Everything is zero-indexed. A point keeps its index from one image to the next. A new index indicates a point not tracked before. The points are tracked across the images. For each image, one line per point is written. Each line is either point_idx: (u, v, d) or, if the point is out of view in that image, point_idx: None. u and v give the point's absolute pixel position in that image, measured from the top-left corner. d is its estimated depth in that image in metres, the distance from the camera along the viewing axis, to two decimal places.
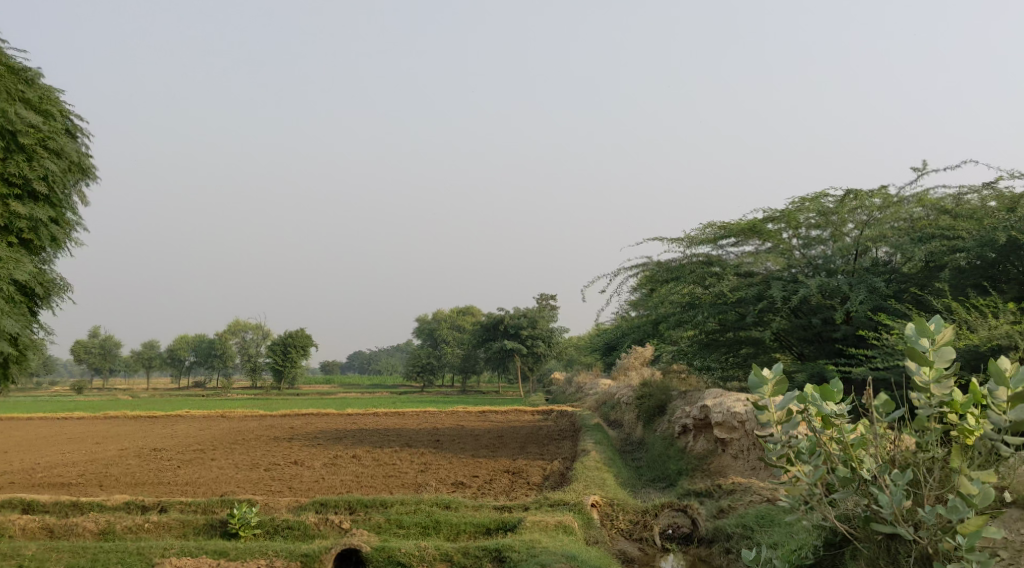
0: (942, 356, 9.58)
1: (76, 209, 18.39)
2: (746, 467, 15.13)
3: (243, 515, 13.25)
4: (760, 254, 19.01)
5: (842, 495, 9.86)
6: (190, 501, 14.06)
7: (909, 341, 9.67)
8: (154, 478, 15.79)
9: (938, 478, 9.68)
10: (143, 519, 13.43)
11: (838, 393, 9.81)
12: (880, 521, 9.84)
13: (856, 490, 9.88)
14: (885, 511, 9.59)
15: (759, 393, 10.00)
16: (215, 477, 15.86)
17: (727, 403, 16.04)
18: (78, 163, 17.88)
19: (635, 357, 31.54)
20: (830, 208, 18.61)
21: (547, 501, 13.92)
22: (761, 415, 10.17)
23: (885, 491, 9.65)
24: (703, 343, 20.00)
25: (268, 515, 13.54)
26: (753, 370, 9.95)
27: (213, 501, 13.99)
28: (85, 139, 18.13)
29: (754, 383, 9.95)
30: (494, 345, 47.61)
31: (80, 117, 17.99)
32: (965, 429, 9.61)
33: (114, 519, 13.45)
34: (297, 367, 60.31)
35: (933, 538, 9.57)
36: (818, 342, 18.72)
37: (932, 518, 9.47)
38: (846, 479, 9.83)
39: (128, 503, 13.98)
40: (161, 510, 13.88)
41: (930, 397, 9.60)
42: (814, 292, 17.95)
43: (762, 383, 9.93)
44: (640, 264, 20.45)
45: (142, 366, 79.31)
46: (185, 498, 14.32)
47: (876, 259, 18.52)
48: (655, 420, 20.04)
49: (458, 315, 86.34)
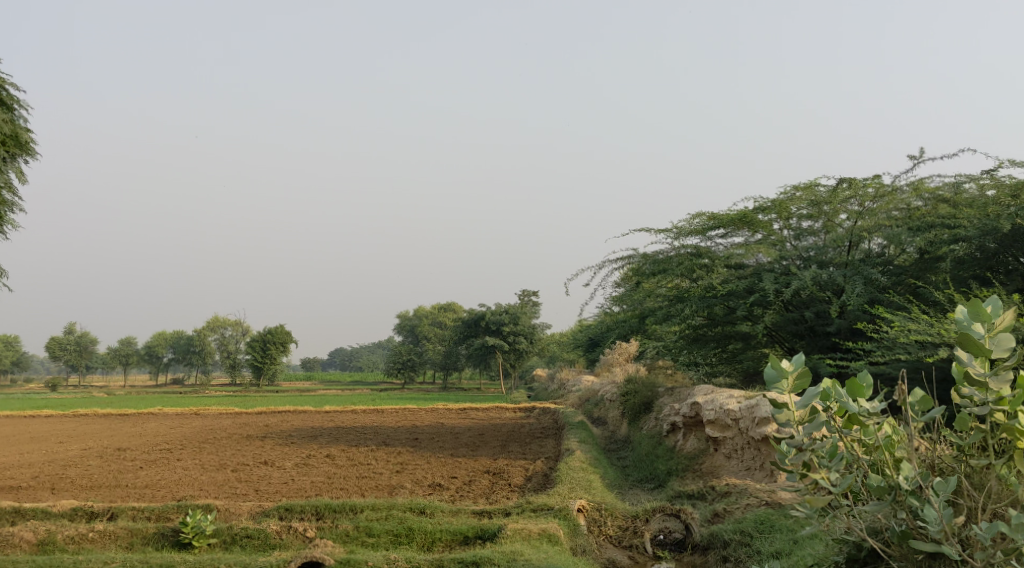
0: (999, 344, 8.97)
1: (12, 186, 17.49)
2: (740, 468, 14.44)
3: (197, 523, 12.47)
4: (751, 245, 18.31)
5: (876, 507, 9.19)
6: (143, 507, 13.27)
7: (963, 328, 9.05)
8: (112, 481, 14.98)
9: (993, 492, 9.08)
10: (87, 528, 12.63)
11: (867, 389, 9.31)
12: (919, 538, 9.17)
13: (891, 502, 9.23)
14: (934, 528, 8.95)
15: (778, 386, 9.31)
16: (178, 479, 15.06)
17: (720, 400, 15.31)
18: (11, 136, 16.99)
19: (620, 353, 30.84)
20: (822, 198, 17.92)
21: (529, 506, 13.21)
22: (779, 414, 9.47)
23: (932, 506, 9.03)
24: (690, 338, 19.30)
25: (224, 523, 12.75)
26: (770, 361, 9.31)
27: (169, 507, 13.21)
28: (22, 112, 17.25)
29: (773, 376, 9.30)
30: (476, 341, 46.77)
31: (15, 90, 17.07)
32: (1016, 429, 8.95)
33: (56, 528, 12.62)
34: (276, 365, 59.33)
35: (988, 560, 8.92)
36: (811, 338, 17.97)
37: (990, 537, 8.85)
38: (881, 489, 9.22)
39: (75, 511, 13.16)
40: (110, 517, 13.08)
41: (985, 392, 9.01)
42: (807, 284, 17.36)
43: (782, 375, 9.29)
44: (625, 256, 19.77)
45: (120, 364, 78.10)
46: (141, 503, 13.52)
47: (869, 250, 17.80)
48: (642, 417, 19.28)
49: (440, 310, 85.55)
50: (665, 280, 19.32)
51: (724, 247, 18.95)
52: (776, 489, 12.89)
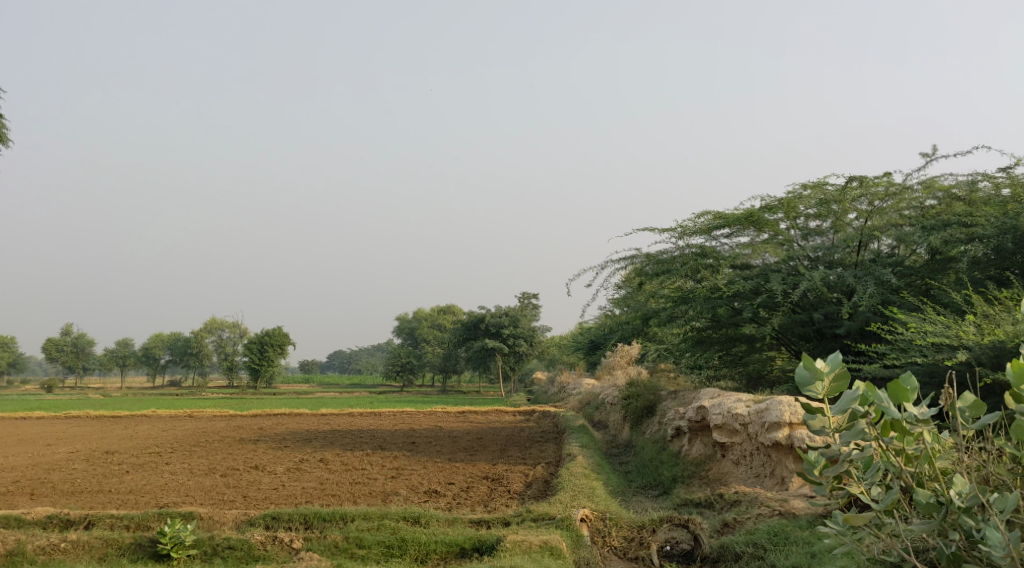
0: None
1: None
2: (750, 475, 13.98)
3: (176, 534, 11.96)
4: (758, 245, 17.84)
5: (927, 525, 8.76)
6: (121, 514, 12.77)
7: None
8: (94, 486, 14.47)
9: None
10: (60, 538, 12.15)
11: (912, 391, 8.74)
12: (972, 560, 8.79)
13: (943, 520, 8.81)
14: (997, 553, 8.48)
15: (812, 388, 8.96)
16: (164, 484, 14.55)
17: (727, 403, 14.80)
18: None
19: (622, 355, 30.37)
20: (831, 197, 17.51)
21: (529, 515, 12.71)
22: (813, 420, 9.06)
23: (995, 528, 8.58)
24: (694, 340, 18.80)
25: (206, 533, 12.25)
26: (803, 361, 8.94)
27: (150, 515, 12.70)
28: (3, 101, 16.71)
29: (807, 377, 8.94)
30: (475, 344, 46.24)
31: None
32: None
33: (27, 538, 12.12)
34: (273, 367, 58.82)
35: None
36: (819, 340, 17.52)
37: None
38: (930, 506, 8.79)
39: (50, 519, 12.67)
40: (87, 526, 12.58)
41: None
42: (816, 285, 16.89)
43: (816, 377, 8.92)
44: (627, 255, 19.25)
45: (116, 365, 77.47)
46: (120, 511, 13.02)
47: (878, 251, 17.46)
48: (644, 421, 18.79)
49: (439, 313, 85.02)
50: (668, 281, 18.82)
51: (729, 247, 18.49)
52: (788, 498, 12.41)
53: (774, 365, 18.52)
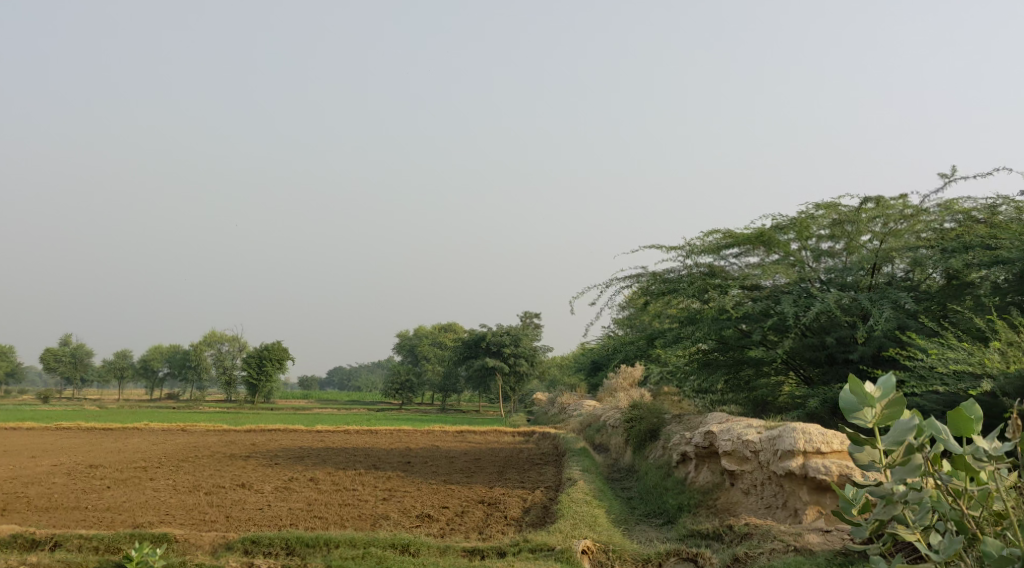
0: None
1: None
2: (760, 506, 13.40)
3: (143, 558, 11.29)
4: (768, 266, 17.26)
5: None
6: (89, 535, 12.19)
7: None
8: (70, 502, 13.88)
9: None
10: (21, 560, 11.59)
11: (976, 422, 8.63)
12: None
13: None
14: None
15: (861, 414, 8.77)
16: (144, 502, 13.96)
17: (737, 430, 14.20)
18: None
19: (625, 377, 29.71)
20: (845, 217, 17.06)
21: (526, 545, 12.11)
22: (861, 453, 8.87)
23: None
24: (701, 362, 18.22)
25: (179, 558, 11.70)
26: (852, 388, 8.74)
27: (120, 536, 12.11)
28: None
29: (856, 403, 8.75)
30: (475, 362, 45.60)
31: None
32: None
33: None
34: (272, 382, 58.14)
35: None
36: (830, 365, 16.99)
37: None
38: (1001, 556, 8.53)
39: (13, 539, 12.10)
40: (53, 546, 12.03)
41: None
42: (830, 308, 16.36)
43: (867, 403, 8.72)
44: (633, 274, 18.69)
45: (115, 377, 76.76)
46: (90, 530, 12.44)
47: (892, 275, 16.97)
48: (647, 446, 18.19)
49: (441, 330, 84.38)
50: (675, 301, 18.27)
51: (738, 267, 17.98)
52: (803, 532, 11.82)
53: (783, 390, 17.91)
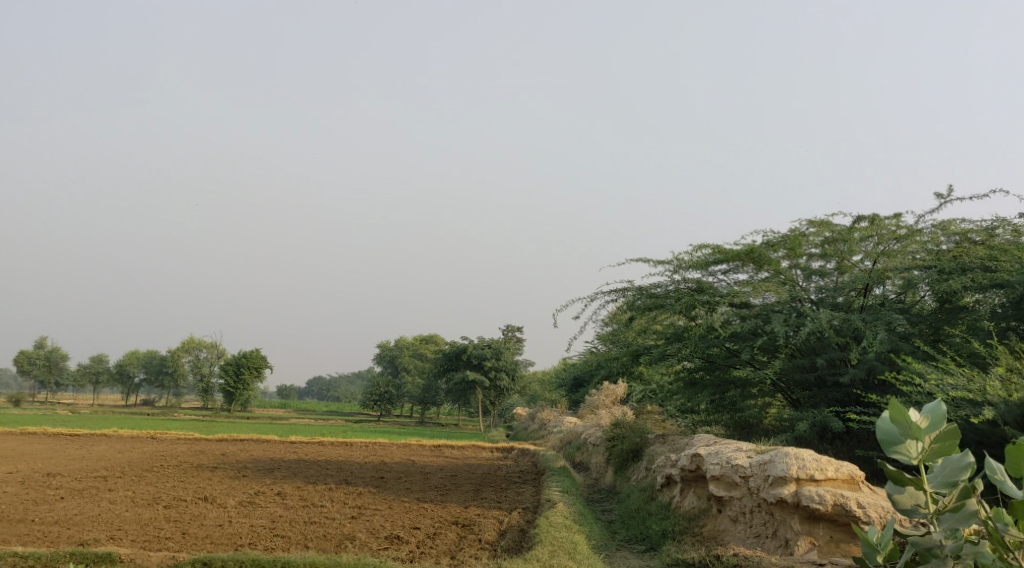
0: None
1: None
2: (749, 535, 12.84)
3: None
4: (759, 283, 16.68)
5: None
6: (28, 553, 11.53)
7: None
8: (19, 514, 13.20)
9: None
10: None
11: None
12: None
13: None
14: None
15: (904, 446, 8.64)
16: (98, 515, 13.29)
17: (727, 453, 13.61)
18: None
19: (606, 395, 29.10)
20: (838, 235, 16.56)
21: None
22: (904, 497, 8.78)
23: None
24: (687, 381, 17.66)
25: None
26: (896, 419, 8.65)
27: (58, 555, 11.46)
28: None
29: (897, 433, 8.64)
30: (455, 375, 44.86)
31: None
32: None
33: None
34: (248, 391, 57.23)
35: None
36: (820, 389, 16.46)
37: None
38: None
39: None
40: None
41: None
42: (822, 327, 15.83)
43: (909, 433, 8.63)
44: (618, 288, 18.11)
45: (88, 381, 75.36)
46: (30, 547, 11.75)
47: (885, 296, 16.46)
48: (629, 467, 17.62)
49: (422, 343, 83.57)
50: (661, 317, 17.69)
51: (727, 284, 17.42)
52: None
53: (770, 412, 17.33)
